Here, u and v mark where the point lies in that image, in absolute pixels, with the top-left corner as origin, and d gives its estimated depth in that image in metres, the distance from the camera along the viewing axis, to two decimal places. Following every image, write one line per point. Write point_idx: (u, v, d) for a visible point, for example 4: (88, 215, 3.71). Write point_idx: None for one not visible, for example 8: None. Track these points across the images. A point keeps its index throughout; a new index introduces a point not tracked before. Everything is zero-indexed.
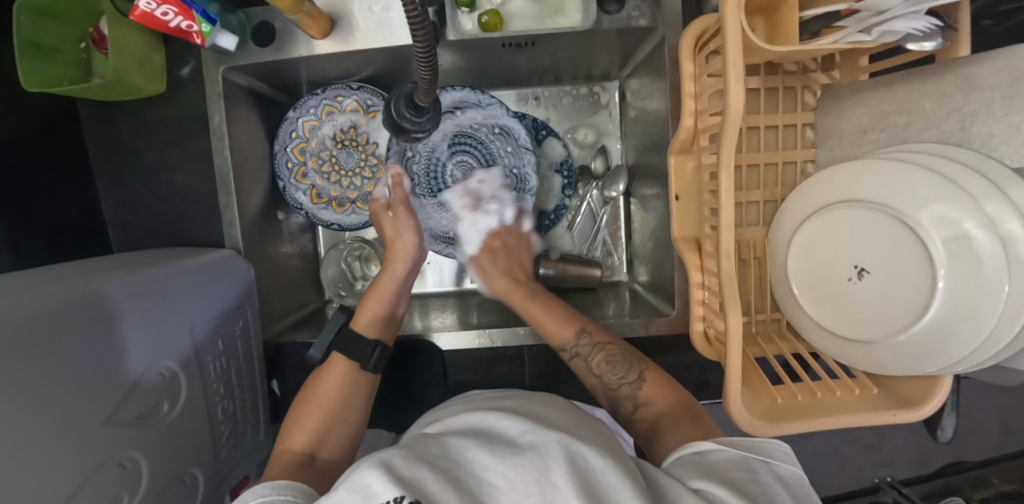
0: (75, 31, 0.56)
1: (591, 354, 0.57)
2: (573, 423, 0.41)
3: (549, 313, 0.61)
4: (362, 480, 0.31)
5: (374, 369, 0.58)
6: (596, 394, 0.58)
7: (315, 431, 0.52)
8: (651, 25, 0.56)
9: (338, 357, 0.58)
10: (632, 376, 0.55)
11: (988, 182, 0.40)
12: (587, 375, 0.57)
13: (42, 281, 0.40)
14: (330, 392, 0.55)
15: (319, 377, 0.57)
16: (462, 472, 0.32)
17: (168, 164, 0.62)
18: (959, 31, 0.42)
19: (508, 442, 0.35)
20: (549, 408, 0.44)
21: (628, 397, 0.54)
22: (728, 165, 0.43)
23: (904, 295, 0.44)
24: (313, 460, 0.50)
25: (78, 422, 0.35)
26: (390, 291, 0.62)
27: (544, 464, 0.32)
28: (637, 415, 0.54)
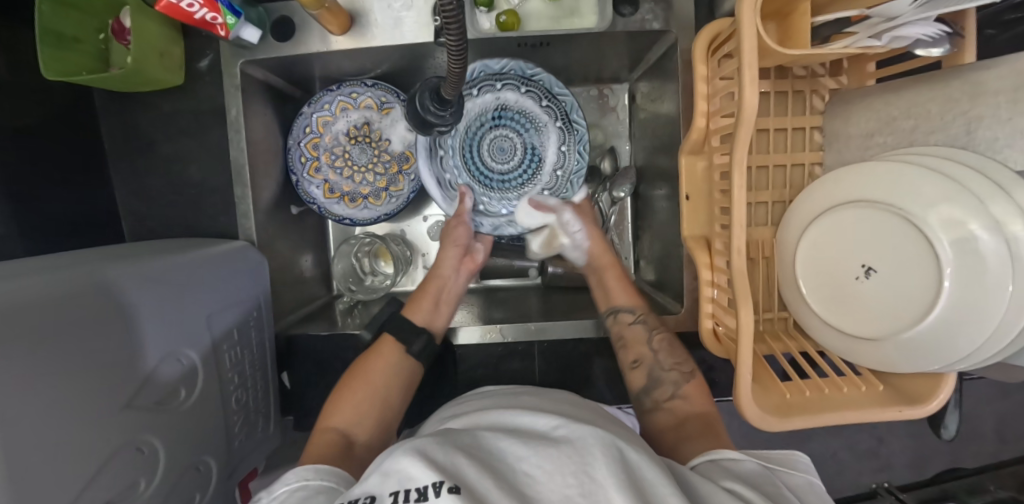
0: (94, 22, 0.56)
1: (652, 328, 0.60)
2: (600, 421, 0.43)
3: (622, 282, 0.65)
4: (396, 465, 0.33)
5: (417, 359, 0.59)
6: (637, 365, 0.58)
7: (359, 411, 0.53)
8: (664, 28, 0.57)
9: (388, 338, 0.60)
10: (688, 368, 0.58)
11: (991, 183, 0.41)
12: (640, 343, 0.59)
13: (63, 265, 0.41)
14: (377, 372, 0.56)
15: (367, 357, 0.58)
16: (493, 458, 0.34)
17: (184, 156, 0.62)
18: (965, 37, 0.43)
19: (540, 437, 0.37)
20: (574, 407, 0.46)
21: (670, 382, 0.57)
22: (741, 165, 0.44)
23: (911, 293, 0.45)
24: (352, 444, 0.49)
25: (99, 407, 0.35)
26: (435, 292, 0.65)
27: (582, 458, 0.33)
28: (666, 404, 0.55)
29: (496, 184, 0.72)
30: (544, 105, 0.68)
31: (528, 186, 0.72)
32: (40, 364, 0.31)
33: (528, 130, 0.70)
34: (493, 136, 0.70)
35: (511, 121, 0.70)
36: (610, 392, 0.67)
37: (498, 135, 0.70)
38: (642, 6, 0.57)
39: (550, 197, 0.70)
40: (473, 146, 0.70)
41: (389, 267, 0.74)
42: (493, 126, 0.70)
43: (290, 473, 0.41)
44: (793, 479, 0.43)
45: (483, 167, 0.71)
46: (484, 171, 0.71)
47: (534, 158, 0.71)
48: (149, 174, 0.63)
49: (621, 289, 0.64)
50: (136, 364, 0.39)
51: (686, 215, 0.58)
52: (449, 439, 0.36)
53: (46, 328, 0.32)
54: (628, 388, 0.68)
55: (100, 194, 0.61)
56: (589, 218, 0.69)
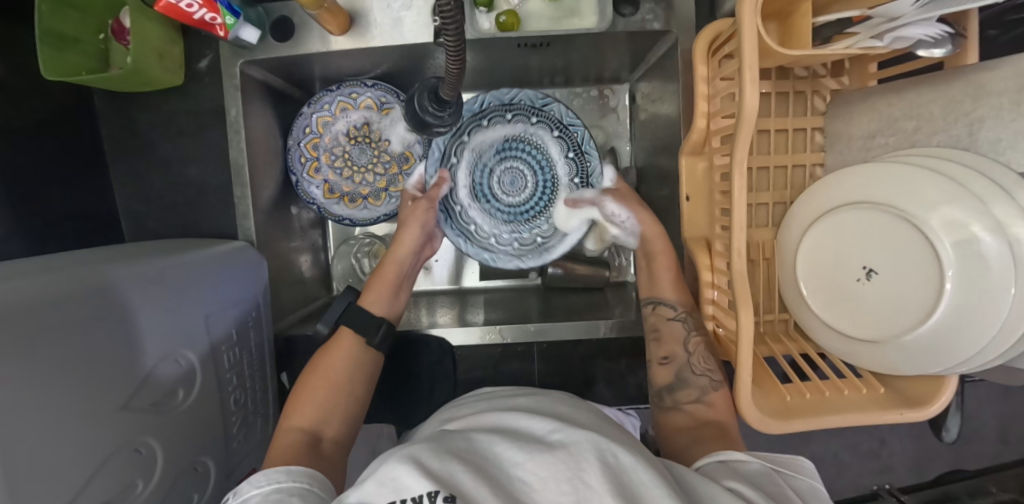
0: (94, 22, 0.56)
1: (693, 328, 0.58)
2: (598, 423, 0.42)
3: (677, 279, 0.62)
4: (390, 473, 0.33)
5: (377, 348, 0.59)
6: (666, 362, 0.58)
7: (321, 408, 0.53)
8: (665, 29, 0.57)
9: (346, 331, 0.59)
10: (719, 376, 0.55)
11: (993, 185, 0.41)
12: (663, 347, 0.59)
13: (61, 266, 0.41)
14: (336, 367, 0.56)
15: (326, 352, 0.57)
16: (488, 464, 0.34)
17: (184, 156, 0.62)
18: (968, 38, 0.43)
19: (535, 442, 0.36)
20: (572, 408, 0.46)
21: (698, 386, 0.55)
22: (741, 166, 0.44)
23: (912, 296, 0.44)
24: (319, 440, 0.50)
25: (96, 409, 0.35)
26: (393, 279, 0.64)
27: (577, 464, 0.33)
28: (687, 406, 0.55)
29: (508, 217, 0.71)
30: (557, 138, 0.69)
31: (539, 220, 0.71)
32: (36, 367, 0.31)
33: (539, 164, 0.70)
34: (502, 169, 0.70)
35: (524, 154, 0.70)
36: (610, 394, 0.67)
37: (507, 169, 0.70)
38: (643, 6, 0.57)
39: (584, 191, 0.68)
40: (482, 182, 0.70)
41: None
42: (501, 158, 0.70)
43: (258, 475, 0.41)
44: (799, 482, 0.42)
45: (492, 201, 0.70)
46: (493, 206, 0.70)
47: (546, 191, 0.71)
48: (149, 174, 0.63)
49: (668, 282, 0.62)
50: (134, 365, 0.39)
51: (685, 216, 0.58)
52: (444, 444, 0.36)
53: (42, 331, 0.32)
54: (628, 389, 0.68)
55: (100, 194, 0.61)
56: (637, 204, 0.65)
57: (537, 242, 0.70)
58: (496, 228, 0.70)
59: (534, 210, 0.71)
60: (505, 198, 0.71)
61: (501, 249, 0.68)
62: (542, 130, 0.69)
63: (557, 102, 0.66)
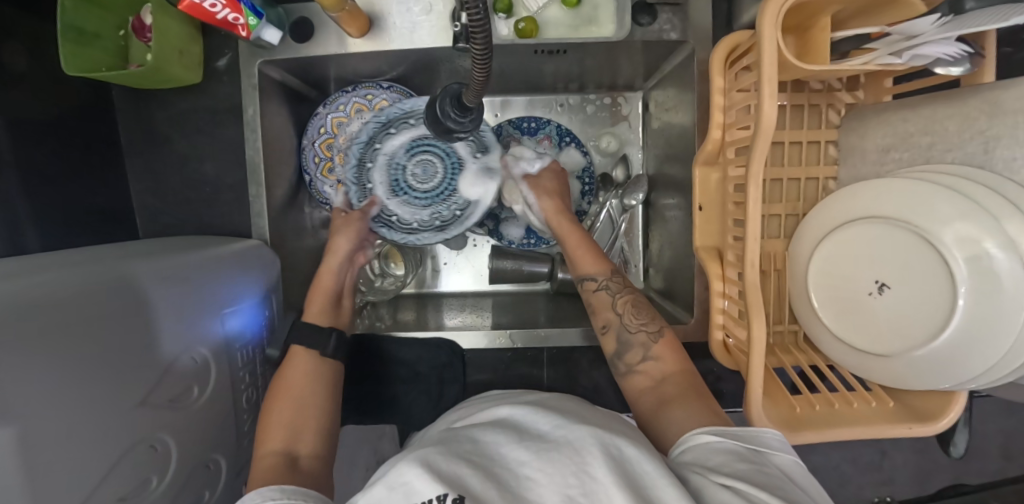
0: (115, 18, 0.57)
1: (617, 293, 0.59)
2: (597, 416, 0.43)
3: (588, 246, 0.63)
4: (401, 478, 0.33)
5: (335, 357, 0.55)
6: (606, 330, 0.57)
7: (293, 428, 0.48)
8: (681, 39, 0.58)
9: (298, 349, 0.54)
10: (655, 328, 0.55)
11: (1006, 202, 0.41)
12: (606, 309, 0.58)
13: (82, 260, 0.41)
14: (296, 385, 0.51)
15: (283, 371, 0.53)
16: (498, 464, 0.35)
17: (200, 153, 0.63)
18: (986, 57, 0.43)
19: (540, 438, 0.37)
20: (574, 403, 0.46)
21: (639, 345, 0.55)
22: (757, 178, 0.45)
23: (924, 311, 0.45)
24: (298, 459, 0.46)
25: (115, 402, 0.36)
26: (330, 284, 0.61)
27: (582, 458, 0.33)
28: (640, 367, 0.54)
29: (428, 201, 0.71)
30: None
31: (455, 197, 0.70)
32: (52, 361, 0.31)
33: (445, 151, 0.70)
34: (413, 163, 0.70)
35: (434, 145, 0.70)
36: (617, 401, 0.67)
37: (418, 160, 0.70)
38: (660, 16, 0.57)
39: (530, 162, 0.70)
40: (397, 174, 0.70)
41: (399, 269, 0.73)
42: (411, 152, 0.70)
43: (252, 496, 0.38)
44: (780, 460, 0.41)
45: (411, 192, 0.70)
46: (413, 197, 0.70)
47: (453, 173, 0.70)
48: (166, 171, 0.63)
49: (590, 256, 0.62)
50: (153, 356, 0.40)
51: (697, 226, 0.58)
52: (452, 447, 0.36)
53: (58, 326, 0.33)
54: None
55: (116, 191, 0.62)
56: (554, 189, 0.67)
57: (456, 215, 0.70)
58: (419, 215, 0.70)
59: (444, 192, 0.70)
60: (422, 186, 0.70)
61: (424, 229, 0.69)
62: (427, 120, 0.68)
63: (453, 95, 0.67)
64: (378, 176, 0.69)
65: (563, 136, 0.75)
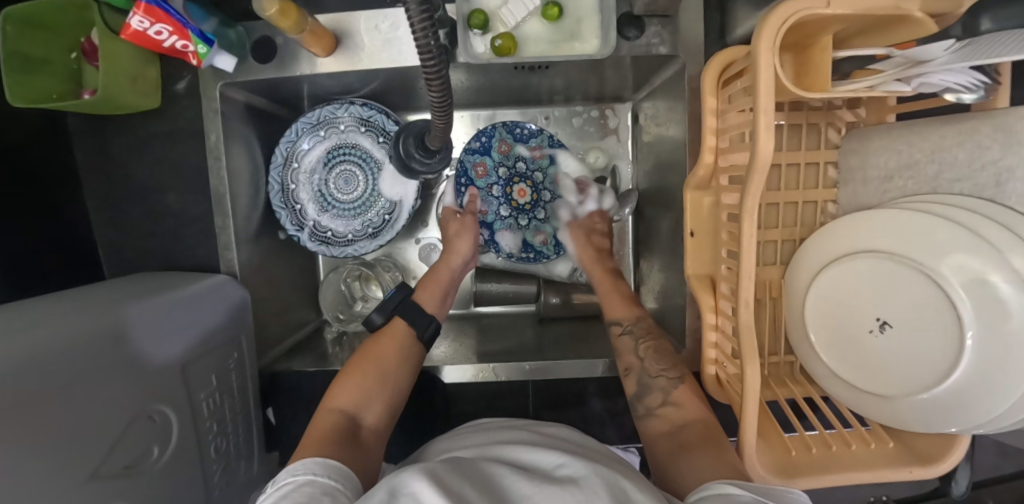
0: (63, 41, 0.52)
1: (640, 337, 0.58)
2: (601, 458, 0.41)
3: (618, 290, 0.64)
4: (404, 488, 0.30)
5: (427, 342, 0.59)
6: (628, 373, 0.57)
7: (364, 391, 0.51)
8: (672, 53, 0.54)
9: (398, 321, 0.59)
10: (676, 374, 0.54)
11: (1015, 236, 0.38)
12: (628, 353, 0.58)
13: (26, 317, 0.38)
14: (385, 353, 0.55)
15: (377, 338, 0.57)
16: (495, 491, 0.32)
17: (162, 182, 0.59)
18: (1002, 83, 0.39)
19: (541, 477, 0.35)
20: (577, 445, 0.44)
21: (660, 389, 0.54)
22: (752, 212, 0.42)
23: (928, 351, 0.42)
24: (358, 428, 0.48)
25: (62, 479, 0.32)
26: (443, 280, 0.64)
27: (588, 497, 0.31)
28: (658, 411, 0.53)
29: (356, 212, 0.66)
30: (365, 132, 0.64)
31: (380, 200, 0.66)
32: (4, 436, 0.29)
33: (362, 158, 0.65)
34: (332, 177, 0.65)
35: (351, 157, 0.65)
36: (609, 430, 0.65)
37: (340, 173, 0.65)
38: (648, 29, 0.53)
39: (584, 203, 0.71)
40: (321, 190, 0.65)
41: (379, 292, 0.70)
42: (329, 165, 0.65)
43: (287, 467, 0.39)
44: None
45: (339, 206, 0.66)
46: (340, 209, 0.66)
47: (375, 186, 0.66)
48: (127, 201, 0.60)
49: (616, 300, 0.63)
50: (111, 414, 0.37)
51: (688, 253, 0.55)
52: (456, 467, 0.34)
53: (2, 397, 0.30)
54: (628, 425, 0.66)
55: (72, 224, 0.58)
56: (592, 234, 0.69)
57: (384, 219, 0.65)
58: (351, 225, 0.66)
59: (371, 203, 0.66)
60: (350, 199, 0.66)
61: (359, 239, 0.65)
62: (352, 130, 0.64)
63: (377, 107, 0.62)
64: (303, 194, 0.65)
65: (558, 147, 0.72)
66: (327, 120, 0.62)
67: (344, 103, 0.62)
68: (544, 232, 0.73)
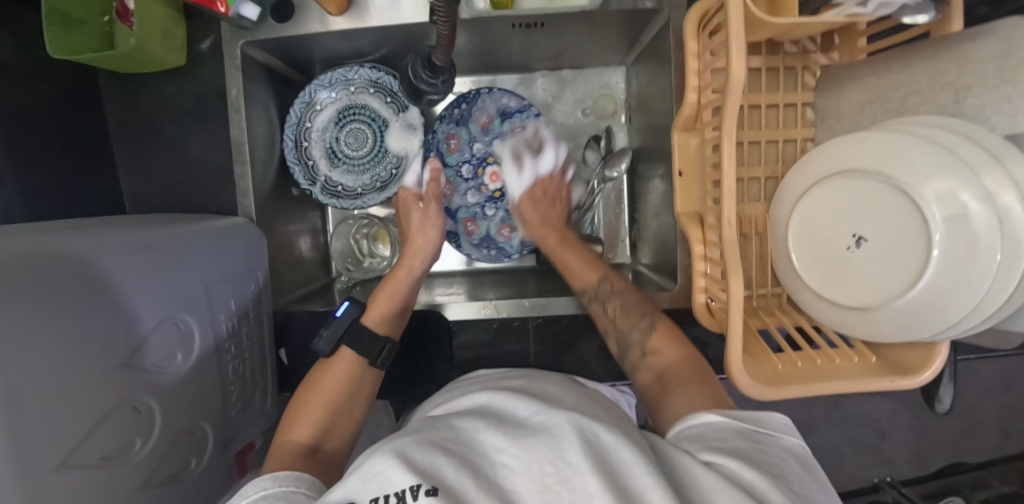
0: (100, 4, 0.58)
1: (609, 296, 0.60)
2: (581, 402, 0.43)
3: (580, 259, 0.66)
4: (376, 469, 0.33)
5: (381, 367, 0.60)
6: (608, 335, 0.61)
7: (318, 424, 0.53)
8: (657, 8, 0.58)
9: (346, 350, 0.58)
10: (647, 324, 0.57)
11: (982, 150, 0.41)
12: (601, 318, 0.61)
13: (71, 229, 0.42)
14: (335, 381, 0.56)
15: (325, 369, 0.57)
16: (468, 448, 0.35)
17: (185, 135, 0.64)
18: (951, 5, 0.44)
19: (516, 424, 0.37)
20: (562, 390, 0.46)
21: (637, 342, 0.57)
22: (729, 136, 0.45)
23: (902, 262, 0.45)
24: (317, 452, 0.50)
25: (94, 369, 0.36)
26: (404, 285, 0.63)
27: (559, 444, 0.33)
28: (642, 363, 0.56)
29: (364, 168, 0.71)
30: (374, 93, 0.69)
31: (388, 156, 0.71)
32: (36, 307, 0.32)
33: (371, 117, 0.69)
34: (343, 136, 0.70)
35: (361, 117, 0.69)
36: (605, 373, 0.68)
37: (349, 132, 0.69)
38: None
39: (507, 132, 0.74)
40: (332, 148, 0.69)
41: (388, 249, 0.74)
42: (340, 124, 0.69)
43: (250, 484, 0.41)
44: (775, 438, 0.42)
45: (349, 162, 0.70)
46: (350, 165, 0.70)
47: (382, 145, 0.70)
48: (152, 154, 0.65)
49: (580, 264, 0.65)
50: (140, 316, 0.41)
51: (678, 192, 0.58)
52: (427, 435, 0.36)
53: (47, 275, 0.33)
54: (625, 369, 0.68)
55: (102, 173, 0.63)
56: (541, 191, 0.72)
57: (392, 173, 0.71)
58: (360, 180, 0.71)
59: (379, 160, 0.71)
60: (359, 156, 0.70)
61: (369, 191, 0.70)
62: (362, 92, 0.68)
63: (387, 71, 0.67)
64: (316, 151, 0.69)
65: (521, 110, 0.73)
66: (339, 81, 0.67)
67: (355, 66, 0.66)
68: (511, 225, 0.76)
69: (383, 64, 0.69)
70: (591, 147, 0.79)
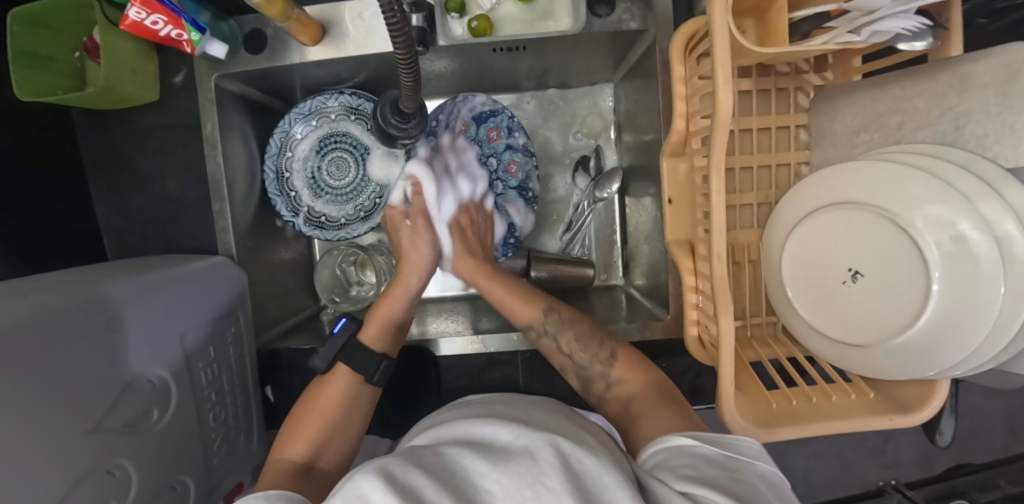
0: (68, 40, 0.56)
1: (560, 332, 0.57)
2: (567, 427, 0.40)
3: (516, 295, 0.61)
4: (356, 491, 0.28)
5: (378, 383, 0.56)
6: (563, 371, 0.57)
7: (316, 444, 0.51)
8: (642, 28, 0.56)
9: (342, 369, 0.55)
10: (605, 355, 0.55)
11: (981, 181, 0.39)
12: (555, 354, 0.57)
13: (38, 287, 0.41)
14: (331, 403, 0.53)
15: (320, 388, 0.54)
16: (449, 474, 0.31)
17: (162, 172, 0.63)
18: (949, 31, 0.41)
19: (500, 449, 0.34)
20: (550, 415, 0.43)
21: (597, 376, 0.55)
22: (718, 168, 0.43)
23: (900, 300, 0.43)
24: (311, 471, 0.49)
25: (62, 434, 0.35)
26: (402, 301, 0.61)
27: (539, 468, 0.30)
28: (609, 394, 0.54)
29: (347, 196, 0.69)
30: (355, 120, 0.67)
31: (370, 184, 0.69)
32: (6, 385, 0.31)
33: (353, 144, 0.68)
34: (325, 165, 0.68)
35: (344, 145, 0.68)
36: None
37: (332, 161, 0.68)
38: (619, 6, 0.55)
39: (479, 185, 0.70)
40: (314, 177, 0.68)
41: (373, 276, 0.72)
42: (322, 152, 0.68)
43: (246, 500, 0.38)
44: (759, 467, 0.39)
45: (332, 191, 0.69)
46: (334, 194, 0.69)
47: (367, 174, 0.69)
48: (130, 191, 0.63)
49: (518, 302, 0.60)
50: (112, 375, 0.40)
51: (669, 219, 0.56)
52: (413, 457, 0.33)
53: (19, 344, 0.32)
54: None
55: (80, 213, 0.62)
56: (462, 248, 0.64)
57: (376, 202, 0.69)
58: (344, 209, 0.69)
59: (363, 188, 0.69)
60: (342, 185, 0.69)
61: (352, 221, 0.69)
62: (344, 120, 0.67)
63: (369, 97, 0.65)
64: (297, 182, 0.67)
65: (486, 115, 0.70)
66: (319, 110, 0.65)
67: (339, 93, 0.65)
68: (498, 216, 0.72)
69: (365, 90, 0.67)
70: (580, 171, 0.77)
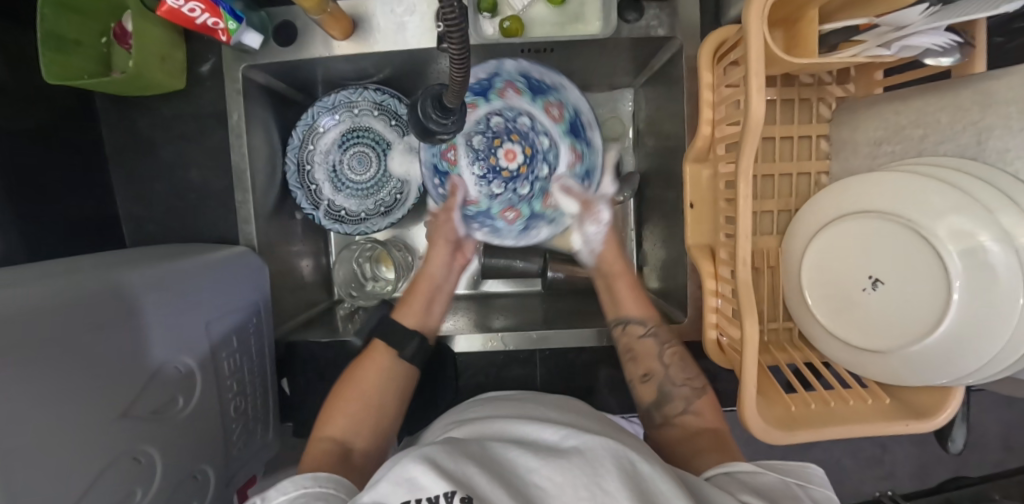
0: (98, 26, 0.56)
1: (662, 342, 0.60)
2: (608, 431, 0.40)
3: (631, 289, 0.64)
4: (405, 474, 0.30)
5: (412, 361, 0.59)
6: (648, 379, 0.58)
7: (353, 420, 0.52)
8: (669, 35, 0.57)
9: (379, 344, 0.58)
10: (699, 384, 0.57)
11: (1003, 194, 0.40)
12: (650, 357, 0.59)
13: (71, 271, 0.41)
14: (369, 380, 0.55)
15: (361, 365, 0.57)
16: (492, 466, 0.32)
17: (184, 161, 0.63)
18: (976, 47, 0.42)
19: (546, 449, 0.34)
20: (584, 418, 0.43)
21: (682, 398, 0.56)
22: (747, 174, 0.43)
23: (920, 308, 0.44)
24: (350, 452, 0.49)
25: (93, 420, 0.35)
26: (428, 290, 0.64)
27: (594, 470, 0.30)
28: (677, 420, 0.54)
29: (367, 191, 0.69)
30: (379, 116, 0.68)
31: (391, 180, 0.70)
32: (38, 369, 0.30)
33: (374, 140, 0.68)
34: (346, 160, 0.68)
35: (365, 140, 0.68)
36: (610, 399, 0.68)
37: (353, 156, 0.68)
38: (647, 12, 0.57)
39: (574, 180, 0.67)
40: (335, 172, 0.68)
41: (391, 272, 0.74)
42: (344, 146, 0.68)
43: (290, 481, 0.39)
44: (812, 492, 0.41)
45: (352, 186, 0.69)
46: (354, 189, 0.69)
47: (387, 172, 0.69)
48: (152, 179, 0.64)
49: (631, 298, 0.64)
50: (143, 361, 0.40)
51: (689, 224, 0.57)
52: (459, 448, 0.34)
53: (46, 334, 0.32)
54: (631, 396, 0.68)
55: (101, 200, 0.62)
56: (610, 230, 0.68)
57: (395, 198, 0.69)
58: (364, 204, 0.69)
59: (383, 185, 0.69)
60: (362, 180, 0.69)
61: (372, 216, 0.69)
62: (367, 115, 0.67)
63: (394, 93, 0.65)
64: (318, 175, 0.68)
65: (540, 87, 0.63)
66: (343, 104, 0.66)
67: (365, 88, 0.65)
68: (516, 209, 0.67)
69: (386, 84, 0.68)
70: None
